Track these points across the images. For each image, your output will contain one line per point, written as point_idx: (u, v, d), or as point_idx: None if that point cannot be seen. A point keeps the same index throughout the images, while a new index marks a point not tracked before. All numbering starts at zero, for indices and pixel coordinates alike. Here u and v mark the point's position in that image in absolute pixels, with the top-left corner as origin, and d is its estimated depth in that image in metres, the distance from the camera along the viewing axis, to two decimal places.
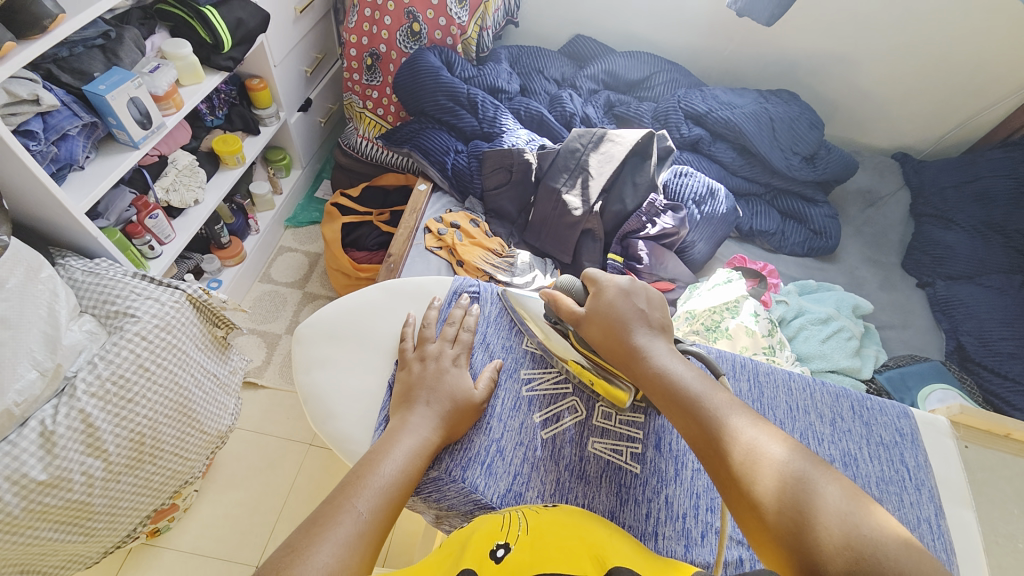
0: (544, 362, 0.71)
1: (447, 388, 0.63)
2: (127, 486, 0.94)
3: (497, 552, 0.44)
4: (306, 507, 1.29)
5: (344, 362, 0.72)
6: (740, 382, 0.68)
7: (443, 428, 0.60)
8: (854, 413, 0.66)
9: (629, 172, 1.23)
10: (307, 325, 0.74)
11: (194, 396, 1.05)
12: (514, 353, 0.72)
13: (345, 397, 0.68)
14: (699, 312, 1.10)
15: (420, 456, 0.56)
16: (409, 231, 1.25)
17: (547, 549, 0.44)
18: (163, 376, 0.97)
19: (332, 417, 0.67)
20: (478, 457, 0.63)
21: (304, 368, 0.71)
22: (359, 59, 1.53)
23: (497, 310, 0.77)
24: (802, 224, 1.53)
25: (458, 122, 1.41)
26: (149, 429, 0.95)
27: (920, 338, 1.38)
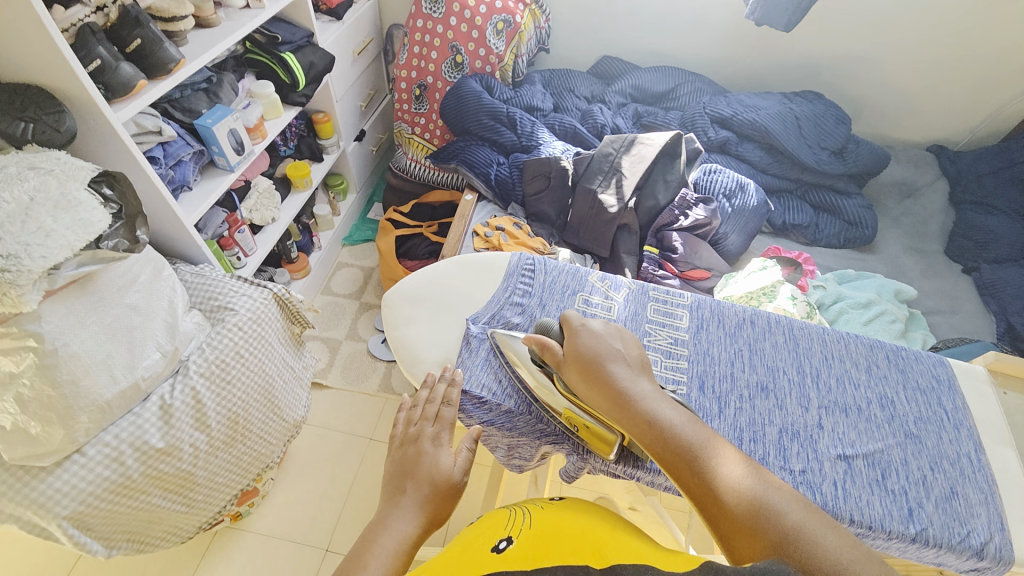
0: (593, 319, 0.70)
1: (425, 469, 0.56)
2: (222, 461, 1.08)
3: (499, 545, 0.49)
4: (370, 493, 1.40)
5: (430, 320, 0.77)
6: (776, 336, 0.68)
7: (426, 516, 0.52)
8: (889, 361, 0.67)
9: (660, 171, 1.32)
10: (396, 288, 0.79)
11: (277, 384, 1.20)
12: (567, 310, 0.73)
13: (433, 347, 0.74)
14: (737, 298, 1.18)
15: (402, 549, 0.49)
16: (459, 235, 1.38)
17: (541, 538, 0.49)
18: (253, 364, 1.12)
19: (421, 361, 0.73)
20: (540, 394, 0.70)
21: (394, 324, 0.76)
22: (408, 91, 1.73)
23: (551, 278, 0.76)
24: (837, 216, 1.57)
25: (498, 138, 1.55)
26: (241, 409, 1.09)
27: (970, 322, 1.37)
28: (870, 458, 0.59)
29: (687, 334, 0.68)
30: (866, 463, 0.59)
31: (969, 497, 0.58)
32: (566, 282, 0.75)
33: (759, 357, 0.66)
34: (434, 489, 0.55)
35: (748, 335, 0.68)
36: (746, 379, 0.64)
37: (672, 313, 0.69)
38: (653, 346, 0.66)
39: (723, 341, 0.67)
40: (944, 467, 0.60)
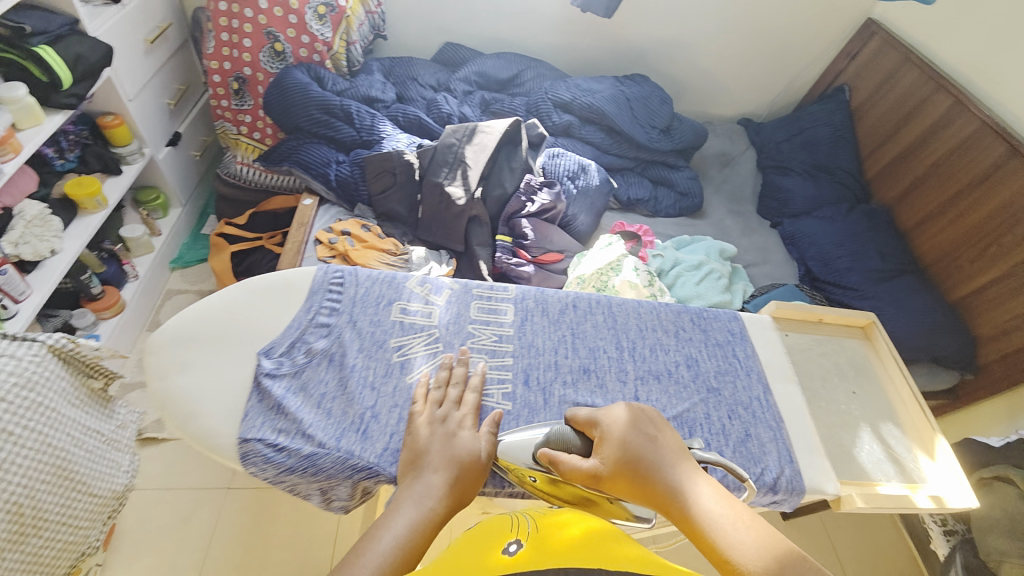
0: (411, 329, 0.64)
1: (450, 448, 0.53)
2: (11, 565, 0.88)
3: (509, 548, 0.48)
4: (230, 553, 1.22)
5: (210, 361, 0.60)
6: (597, 316, 0.71)
7: (451, 496, 0.50)
8: (694, 323, 0.74)
9: (505, 158, 1.32)
10: (165, 325, 0.61)
11: (77, 457, 0.98)
12: (383, 323, 0.64)
13: (211, 393, 0.57)
14: (588, 276, 1.21)
15: (421, 531, 0.46)
16: (298, 245, 1.24)
17: (556, 541, 0.48)
18: (32, 440, 0.90)
19: (195, 415, 0.56)
20: (352, 424, 0.56)
21: (157, 375, 0.58)
22: (223, 84, 1.49)
23: (363, 292, 0.66)
24: (671, 188, 1.73)
25: (335, 134, 1.42)
26: (26, 498, 0.88)
27: (778, 270, 1.60)
28: (680, 419, 0.64)
29: (511, 329, 0.67)
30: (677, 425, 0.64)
31: (760, 436, 0.66)
32: (381, 294, 0.66)
33: (582, 339, 0.68)
34: (460, 473, 0.51)
35: (570, 320, 0.69)
36: (570, 364, 0.65)
37: (495, 309, 0.67)
38: (477, 348, 0.64)
39: (547, 329, 0.68)
40: (740, 413, 0.67)
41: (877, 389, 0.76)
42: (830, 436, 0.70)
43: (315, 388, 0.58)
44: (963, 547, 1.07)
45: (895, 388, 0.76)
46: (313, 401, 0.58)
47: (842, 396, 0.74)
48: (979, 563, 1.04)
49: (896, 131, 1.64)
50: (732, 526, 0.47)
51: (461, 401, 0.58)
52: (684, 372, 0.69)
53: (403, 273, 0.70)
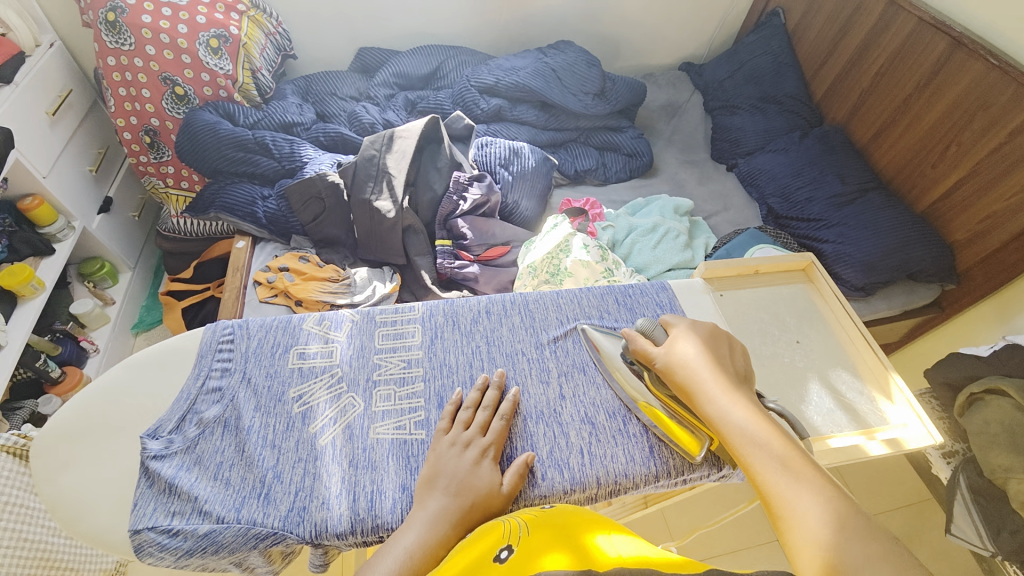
0: (312, 373, 0.61)
1: (465, 479, 0.53)
2: None
3: (500, 555, 0.43)
4: None
5: (99, 453, 0.58)
6: (512, 318, 0.69)
7: (460, 523, 0.50)
8: (619, 304, 0.72)
9: (429, 159, 1.28)
10: (53, 421, 0.59)
11: (59, 545, 0.95)
12: (281, 374, 0.61)
13: (104, 485, 0.55)
14: (539, 263, 1.17)
15: (429, 553, 0.47)
16: (237, 290, 1.20)
17: (550, 546, 0.43)
18: (6, 539, 0.86)
19: (86, 513, 0.54)
20: (252, 490, 0.53)
21: (44, 478, 0.56)
22: (137, 140, 1.44)
23: (257, 345, 0.63)
24: (618, 152, 1.67)
25: (256, 169, 1.38)
26: None
27: (740, 214, 1.54)
28: (610, 410, 0.63)
29: (421, 350, 0.64)
30: (607, 416, 0.62)
31: None
32: (275, 343, 0.63)
33: (499, 346, 0.66)
34: (471, 506, 0.51)
35: (485, 328, 0.67)
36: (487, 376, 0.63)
37: (402, 333, 0.65)
38: (385, 379, 0.62)
39: (459, 343, 0.65)
40: None
41: (826, 333, 0.78)
42: (775, 394, 0.71)
43: (210, 459, 0.56)
44: (966, 467, 1.01)
45: (842, 326, 0.79)
46: (211, 472, 0.55)
47: (783, 345, 0.76)
48: (984, 481, 0.97)
49: (835, 46, 1.57)
50: (758, 438, 0.53)
51: (488, 429, 0.58)
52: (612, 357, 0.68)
53: (298, 315, 0.67)
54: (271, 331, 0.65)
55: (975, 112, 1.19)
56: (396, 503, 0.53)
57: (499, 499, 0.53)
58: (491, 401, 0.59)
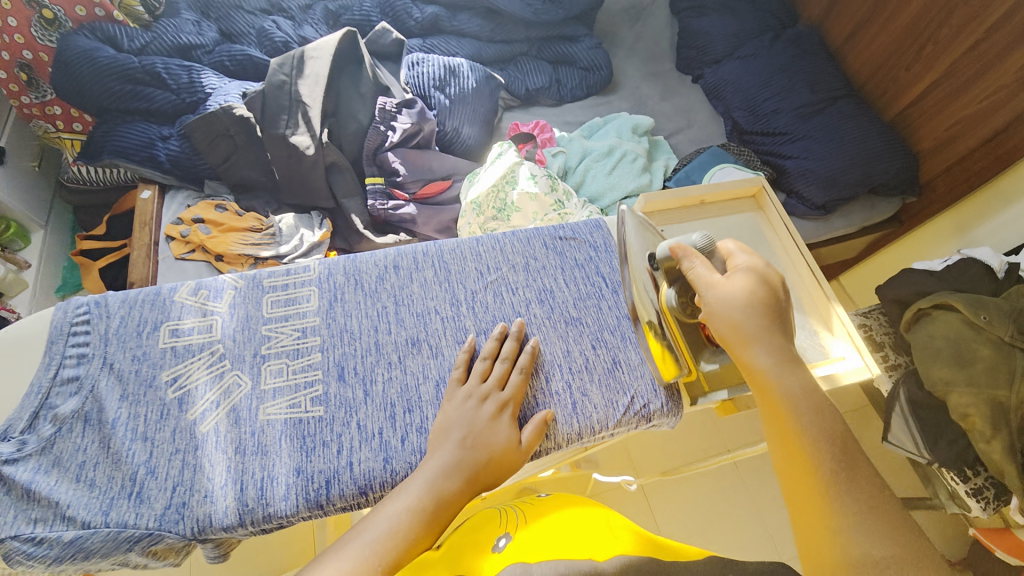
0: (188, 352, 0.56)
1: (482, 434, 0.53)
2: None
3: (499, 544, 0.48)
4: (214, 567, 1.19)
5: None
6: (425, 271, 0.64)
7: (470, 477, 0.51)
8: (547, 248, 0.68)
9: (349, 83, 1.11)
10: None
11: None
12: (152, 358, 0.56)
13: None
14: (483, 199, 1.06)
15: (428, 513, 0.48)
16: (147, 247, 1.07)
17: (547, 534, 0.48)
18: None
19: None
20: (124, 489, 0.50)
21: None
22: (11, 77, 1.19)
23: (122, 326, 0.57)
24: (573, 66, 1.49)
25: (151, 104, 1.18)
26: None
27: (704, 131, 1.43)
28: (531, 367, 0.60)
29: (317, 317, 0.59)
30: (527, 374, 0.59)
31: (629, 360, 0.63)
32: (148, 321, 0.57)
33: (408, 305, 0.61)
34: (488, 459, 0.52)
35: (392, 286, 0.62)
36: (394, 340, 0.59)
37: (295, 298, 0.60)
38: (276, 353, 0.57)
39: (361, 306, 0.60)
40: (605, 339, 0.64)
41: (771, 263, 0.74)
42: None
43: (71, 459, 0.51)
44: (908, 381, 1.01)
45: (788, 255, 0.74)
46: (76, 472, 0.51)
47: None
48: (924, 394, 0.99)
49: None
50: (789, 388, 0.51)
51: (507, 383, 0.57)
52: (538, 309, 0.64)
53: (169, 285, 0.60)
54: (138, 308, 0.58)
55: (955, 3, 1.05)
56: (289, 489, 0.50)
57: (519, 452, 0.54)
58: (509, 352, 0.58)
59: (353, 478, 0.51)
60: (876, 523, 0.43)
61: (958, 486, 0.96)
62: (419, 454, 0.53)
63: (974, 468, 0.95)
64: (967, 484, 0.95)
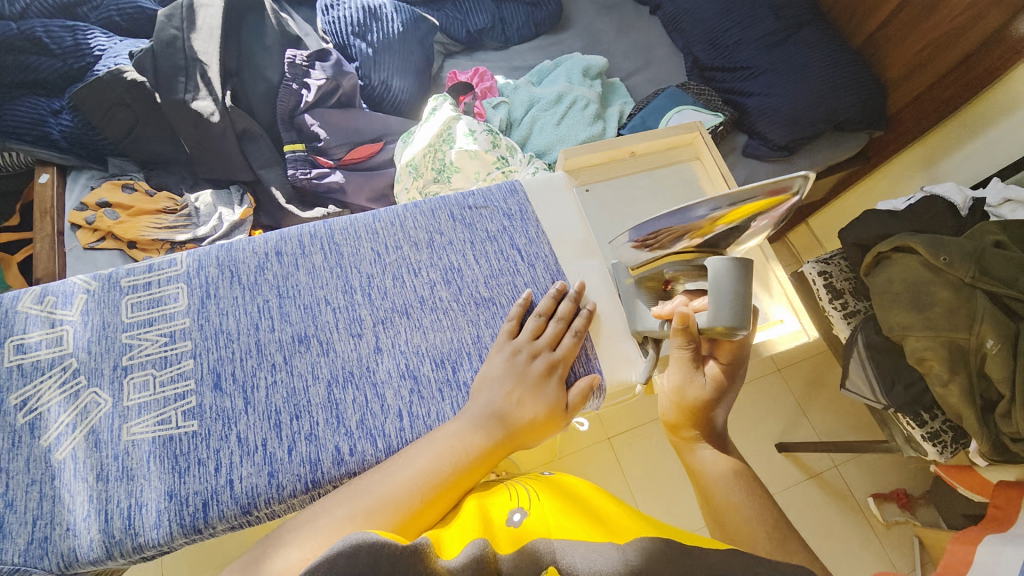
0: (35, 371, 0.51)
1: (521, 395, 0.53)
2: None
3: (513, 518, 0.47)
4: None
5: None
6: (313, 257, 0.59)
7: (506, 435, 0.51)
8: (454, 220, 0.62)
9: (253, 37, 0.98)
10: None
11: None
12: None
13: None
14: (420, 160, 0.97)
15: (455, 465, 0.48)
16: (48, 238, 0.96)
17: (560, 509, 0.47)
18: None
19: None
20: None
21: None
22: None
23: None
24: (518, 1, 1.34)
25: (33, 72, 1.03)
26: None
27: (664, 69, 1.31)
28: (437, 358, 0.56)
29: (188, 319, 0.54)
30: (432, 365, 0.55)
31: None
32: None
33: (294, 297, 0.56)
34: (530, 418, 0.52)
35: (273, 276, 0.57)
36: (278, 338, 0.54)
37: (159, 299, 0.55)
38: (141, 363, 0.53)
39: (240, 302, 0.55)
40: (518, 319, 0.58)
41: None
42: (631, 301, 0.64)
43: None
44: (866, 327, 1.00)
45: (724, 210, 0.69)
46: None
47: None
48: (882, 339, 0.97)
49: None
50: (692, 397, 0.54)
51: (558, 344, 0.57)
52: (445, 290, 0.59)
53: (10, 296, 0.55)
54: None
55: None
56: (159, 516, 0.47)
57: (562, 417, 0.54)
58: (566, 313, 0.58)
59: (233, 497, 0.48)
60: (751, 498, 0.48)
61: (914, 431, 0.95)
62: (307, 465, 0.49)
63: (930, 412, 0.95)
64: (923, 428, 0.94)
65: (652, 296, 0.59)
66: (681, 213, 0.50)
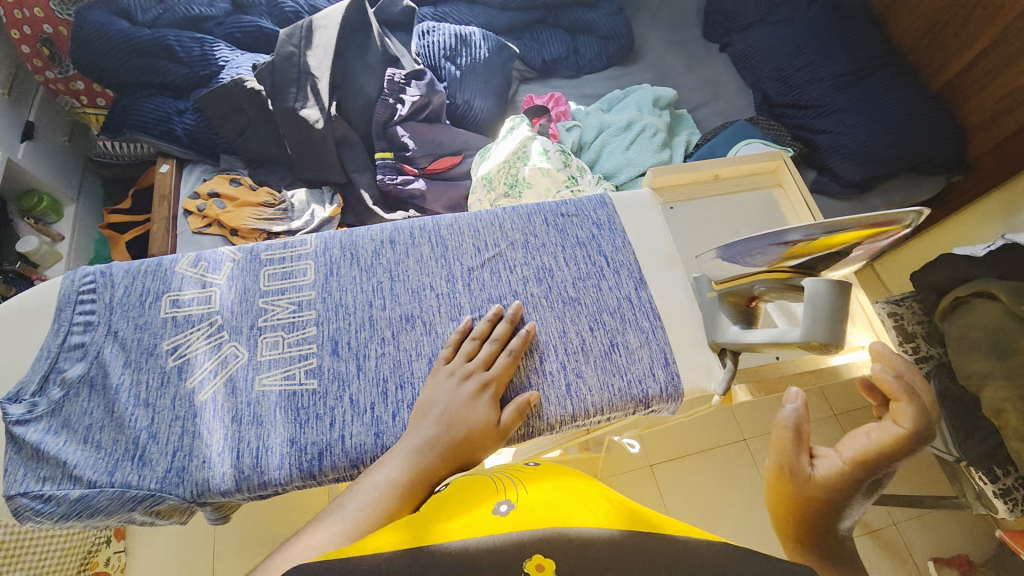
0: (187, 323, 0.59)
1: (455, 416, 0.53)
2: None
3: (500, 508, 0.43)
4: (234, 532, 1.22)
5: None
6: (422, 247, 0.65)
7: (447, 456, 0.50)
8: (548, 224, 0.67)
9: (358, 55, 1.09)
10: None
11: None
12: (151, 327, 0.58)
13: None
14: (494, 174, 1.03)
15: (401, 492, 0.47)
16: (165, 221, 1.08)
17: (550, 500, 0.44)
18: None
19: None
20: (128, 453, 0.53)
21: None
22: (36, 54, 1.25)
23: (120, 295, 0.59)
24: (592, 34, 1.42)
25: (166, 78, 1.19)
26: None
27: (731, 103, 1.34)
28: (526, 347, 0.60)
29: (313, 291, 0.61)
30: (522, 354, 0.60)
31: (628, 342, 0.61)
32: (144, 290, 0.60)
33: (403, 281, 0.62)
34: (466, 434, 0.52)
35: (387, 261, 0.64)
36: (388, 316, 0.60)
37: (291, 272, 0.62)
38: (272, 326, 0.60)
39: (357, 280, 0.62)
40: (604, 320, 0.62)
41: None
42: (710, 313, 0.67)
43: (78, 422, 0.55)
44: (939, 373, 0.97)
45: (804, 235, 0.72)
46: (80, 436, 0.54)
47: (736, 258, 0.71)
48: (957, 387, 0.95)
49: None
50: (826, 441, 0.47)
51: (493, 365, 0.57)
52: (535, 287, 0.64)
53: (168, 256, 0.62)
54: (134, 276, 0.61)
55: None
56: (282, 459, 0.53)
57: (495, 434, 0.53)
58: (500, 334, 0.58)
59: (344, 451, 0.54)
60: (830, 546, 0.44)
61: (985, 485, 0.90)
62: None
63: (1004, 467, 0.89)
64: (995, 484, 0.89)
65: (735, 310, 0.61)
66: (773, 235, 0.52)
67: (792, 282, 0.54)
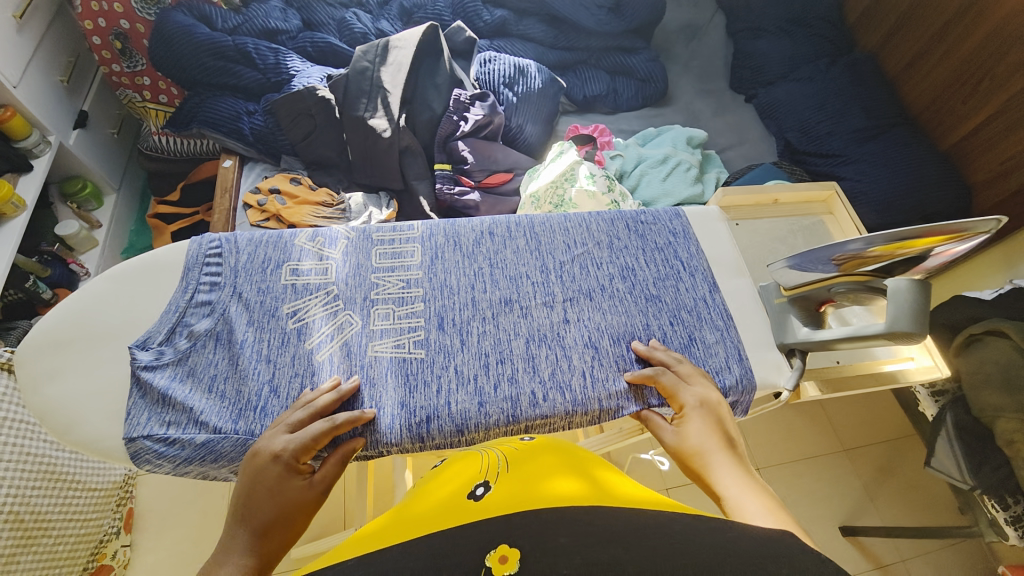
0: (306, 290, 0.65)
1: (276, 498, 0.50)
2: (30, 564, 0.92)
3: (475, 492, 0.47)
4: None
5: (83, 363, 0.61)
6: (518, 240, 0.72)
7: (263, 545, 0.47)
8: (629, 230, 0.75)
9: (426, 75, 1.19)
10: (40, 330, 0.62)
11: (64, 459, 0.98)
12: (273, 292, 0.65)
13: (98, 392, 0.60)
14: (542, 192, 1.10)
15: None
16: (226, 212, 1.13)
17: (524, 487, 0.46)
18: (12, 453, 0.88)
19: (76, 423, 0.58)
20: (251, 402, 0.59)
21: (34, 387, 0.60)
22: (106, 46, 1.30)
23: (244, 261, 0.66)
24: (631, 77, 1.54)
25: (238, 81, 1.26)
26: (22, 505, 0.89)
27: (755, 148, 1.46)
28: (613, 334, 0.66)
29: (420, 270, 0.68)
30: (612, 341, 0.65)
31: (705, 338, 0.68)
32: (269, 258, 0.67)
33: (502, 269, 0.69)
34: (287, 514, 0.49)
35: (486, 250, 0.71)
36: (489, 299, 0.67)
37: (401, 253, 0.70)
38: (384, 298, 0.66)
39: (460, 265, 0.69)
40: (682, 316, 0.69)
41: None
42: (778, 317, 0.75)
43: (204, 372, 0.60)
44: (955, 406, 1.02)
45: None
46: (204, 384, 0.60)
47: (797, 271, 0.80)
48: (972, 419, 0.99)
49: None
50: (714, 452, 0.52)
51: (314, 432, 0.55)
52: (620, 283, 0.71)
53: (289, 231, 0.70)
54: (259, 245, 0.68)
55: (1012, 43, 1.09)
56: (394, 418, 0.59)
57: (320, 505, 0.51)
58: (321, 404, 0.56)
59: (450, 416, 0.59)
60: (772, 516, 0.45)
61: (998, 513, 0.95)
62: (510, 402, 0.60)
63: (1014, 496, 0.94)
64: (1007, 511, 0.94)
65: (806, 313, 0.69)
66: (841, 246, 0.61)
67: (871, 283, 0.63)
